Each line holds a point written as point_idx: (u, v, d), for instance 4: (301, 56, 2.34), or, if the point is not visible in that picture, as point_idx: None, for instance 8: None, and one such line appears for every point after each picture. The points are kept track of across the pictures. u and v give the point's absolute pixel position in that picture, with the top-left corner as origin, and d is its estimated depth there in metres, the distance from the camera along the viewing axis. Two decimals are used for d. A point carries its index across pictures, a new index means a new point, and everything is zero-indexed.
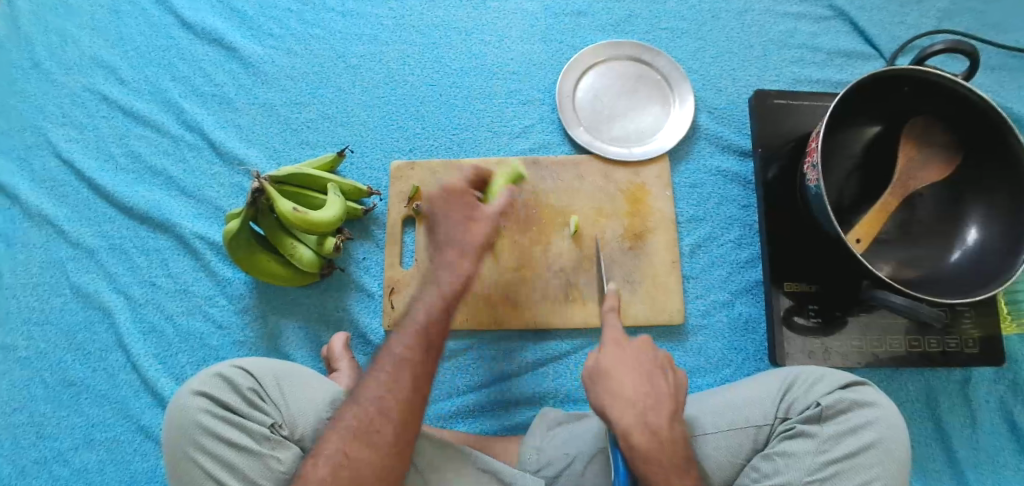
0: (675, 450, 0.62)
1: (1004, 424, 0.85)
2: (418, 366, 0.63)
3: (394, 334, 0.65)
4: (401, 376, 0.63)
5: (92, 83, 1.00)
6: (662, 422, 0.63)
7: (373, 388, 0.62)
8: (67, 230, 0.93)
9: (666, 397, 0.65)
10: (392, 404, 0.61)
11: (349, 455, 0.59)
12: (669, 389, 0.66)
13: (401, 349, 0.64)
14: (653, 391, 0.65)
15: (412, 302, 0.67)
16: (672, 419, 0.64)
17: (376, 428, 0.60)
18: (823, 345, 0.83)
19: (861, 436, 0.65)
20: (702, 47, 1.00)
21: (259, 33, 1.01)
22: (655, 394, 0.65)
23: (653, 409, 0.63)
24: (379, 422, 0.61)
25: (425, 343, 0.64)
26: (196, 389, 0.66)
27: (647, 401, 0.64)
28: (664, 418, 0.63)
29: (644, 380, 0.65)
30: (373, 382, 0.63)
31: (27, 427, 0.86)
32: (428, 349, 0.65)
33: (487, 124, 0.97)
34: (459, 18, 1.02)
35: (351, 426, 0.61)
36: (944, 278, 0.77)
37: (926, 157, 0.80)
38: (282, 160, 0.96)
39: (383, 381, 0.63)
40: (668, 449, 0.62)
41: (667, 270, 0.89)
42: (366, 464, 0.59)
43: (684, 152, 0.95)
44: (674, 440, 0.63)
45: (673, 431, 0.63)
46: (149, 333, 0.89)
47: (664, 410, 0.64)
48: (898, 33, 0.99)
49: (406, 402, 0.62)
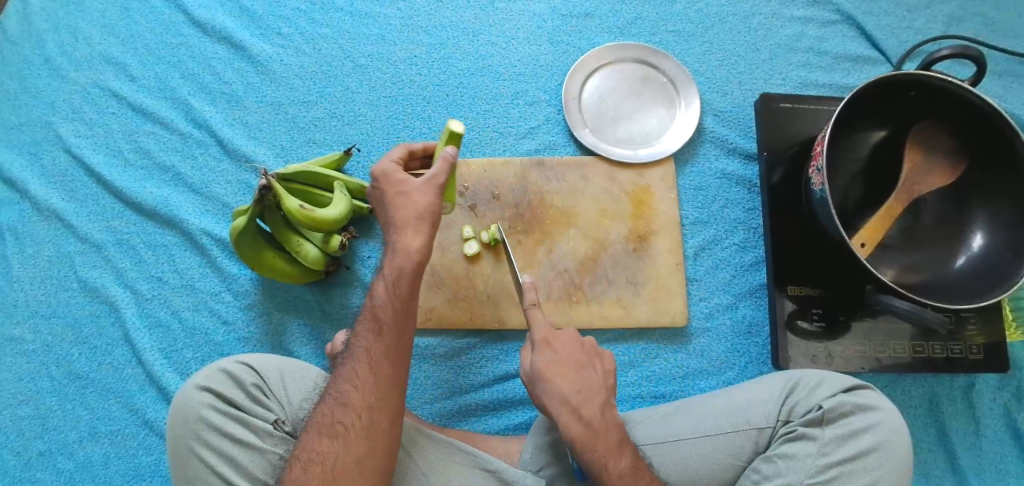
0: (611, 436, 0.65)
1: (1007, 430, 0.84)
2: (376, 358, 0.64)
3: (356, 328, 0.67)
4: (363, 369, 0.64)
5: (102, 80, 1.01)
6: (595, 414, 0.66)
7: (340, 384, 0.64)
8: (75, 225, 0.94)
9: (600, 387, 0.68)
10: (356, 397, 0.63)
11: (317, 450, 0.61)
12: (599, 379, 0.69)
13: (365, 349, 0.65)
14: (585, 383, 0.67)
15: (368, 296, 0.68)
16: (605, 408, 0.67)
17: (338, 420, 0.62)
18: (826, 350, 0.83)
19: (863, 440, 0.65)
20: (709, 50, 1.00)
21: (268, 32, 1.02)
22: (587, 385, 0.67)
23: (588, 401, 0.66)
24: (342, 415, 0.62)
25: (380, 334, 0.65)
26: (201, 384, 0.66)
27: (580, 394, 0.66)
28: (597, 409, 0.66)
29: (577, 372, 0.68)
30: (341, 378, 0.65)
31: (33, 419, 0.87)
32: (393, 347, 0.65)
33: (493, 124, 0.97)
34: (466, 18, 1.02)
35: (319, 422, 0.63)
36: (949, 282, 0.77)
37: (930, 162, 0.80)
38: (289, 158, 0.96)
39: (347, 376, 0.64)
40: (603, 434, 0.65)
41: (670, 272, 0.89)
42: (335, 457, 0.61)
43: (689, 154, 0.95)
44: (610, 427, 0.66)
45: (608, 419, 0.66)
46: (155, 327, 0.90)
47: (601, 400, 0.67)
48: (905, 38, 0.99)
49: (368, 393, 0.63)
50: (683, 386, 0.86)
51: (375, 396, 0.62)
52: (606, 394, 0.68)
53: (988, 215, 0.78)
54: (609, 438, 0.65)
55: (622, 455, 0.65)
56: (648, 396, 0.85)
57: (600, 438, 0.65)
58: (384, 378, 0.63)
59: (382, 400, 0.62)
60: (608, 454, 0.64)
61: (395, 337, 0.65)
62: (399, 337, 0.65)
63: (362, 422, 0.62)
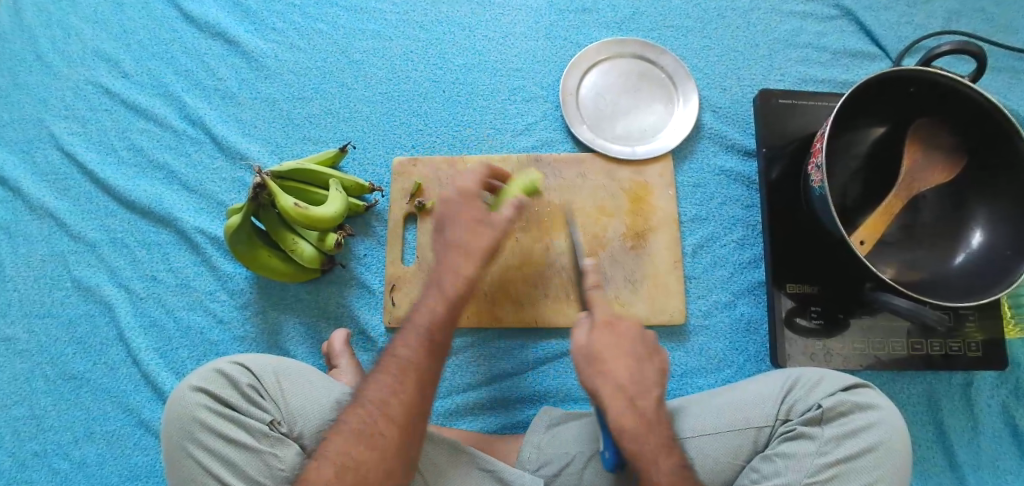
0: (661, 434, 0.64)
1: (1005, 428, 0.84)
2: (410, 358, 0.65)
3: (396, 337, 0.67)
4: (405, 378, 0.64)
5: (94, 76, 1.00)
6: (651, 407, 0.66)
7: (377, 391, 0.63)
8: (68, 223, 0.93)
9: (656, 382, 0.68)
10: (396, 407, 0.63)
11: (355, 457, 0.60)
12: (656, 374, 0.68)
13: (405, 347, 0.66)
14: (641, 375, 0.67)
15: (416, 306, 0.69)
16: (660, 403, 0.67)
17: (368, 419, 0.62)
18: (824, 347, 0.82)
19: (861, 439, 0.64)
20: (707, 45, 0.99)
21: (262, 27, 1.01)
22: (644, 379, 0.67)
23: (644, 394, 0.66)
24: (383, 424, 0.62)
25: (421, 336, 0.66)
26: (197, 385, 0.66)
27: (636, 385, 0.66)
28: (652, 402, 0.66)
29: (637, 362, 0.68)
30: (378, 384, 0.64)
31: (28, 420, 0.86)
32: (430, 347, 0.66)
33: (490, 120, 0.96)
34: (462, 13, 1.01)
35: (356, 427, 0.62)
36: (948, 280, 0.77)
37: (927, 160, 0.80)
38: (284, 154, 0.95)
39: (380, 375, 0.65)
40: (653, 427, 0.64)
41: (668, 270, 0.88)
42: (356, 454, 0.60)
43: (688, 151, 0.95)
44: (661, 425, 0.65)
45: (661, 416, 0.66)
46: (150, 326, 0.89)
47: (654, 395, 0.67)
48: (904, 34, 0.98)
49: (408, 404, 0.63)
50: (682, 384, 0.86)
51: (406, 395, 0.63)
52: (660, 391, 0.68)
53: (988, 212, 0.77)
54: (658, 435, 0.64)
55: (671, 454, 0.63)
56: None
57: (652, 432, 0.64)
58: (416, 379, 0.64)
59: (412, 400, 0.63)
60: (659, 451, 0.63)
61: (435, 338, 0.66)
62: (439, 349, 0.66)
63: (399, 432, 0.62)
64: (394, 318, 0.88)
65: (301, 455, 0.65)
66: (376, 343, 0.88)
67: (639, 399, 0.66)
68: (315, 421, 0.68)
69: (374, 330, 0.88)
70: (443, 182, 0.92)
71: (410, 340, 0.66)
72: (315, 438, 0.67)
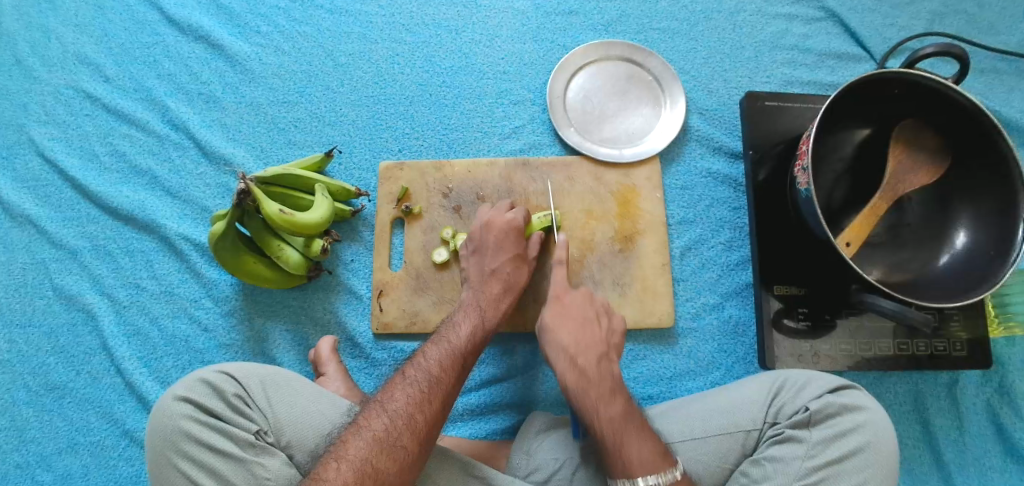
0: (604, 384, 0.68)
1: (991, 427, 0.85)
2: (437, 372, 0.69)
3: (426, 353, 0.72)
4: (432, 392, 0.67)
5: (76, 81, 0.98)
6: (592, 362, 0.70)
7: (404, 402, 0.66)
8: (50, 230, 0.92)
9: (600, 341, 0.73)
10: (420, 419, 0.65)
11: (373, 464, 0.60)
12: (602, 334, 0.74)
13: (434, 361, 0.70)
14: (587, 336, 0.73)
15: (448, 328, 0.76)
16: (603, 359, 0.71)
17: (389, 429, 0.63)
18: (811, 348, 0.83)
19: (848, 441, 0.65)
20: (694, 48, 1.00)
21: (246, 30, 1.00)
22: (589, 338, 0.73)
23: (585, 352, 0.71)
24: (408, 437, 0.63)
25: (451, 352, 0.72)
26: (180, 395, 0.65)
27: (574, 337, 0.72)
28: (593, 359, 0.70)
29: (580, 326, 0.74)
30: (403, 396, 0.66)
31: (9, 432, 0.85)
32: (458, 363, 0.71)
33: (478, 124, 0.96)
34: (450, 16, 1.01)
35: (377, 435, 0.62)
36: (932, 282, 0.78)
37: (912, 161, 0.79)
38: (268, 159, 0.94)
39: (403, 386, 0.67)
40: (596, 381, 0.69)
41: (656, 272, 0.88)
42: (372, 461, 0.60)
43: (675, 154, 0.95)
44: (603, 377, 0.69)
45: (602, 370, 0.70)
46: (134, 335, 0.88)
47: (597, 353, 0.71)
48: (888, 36, 0.99)
49: (432, 417, 0.66)
50: (671, 387, 0.86)
51: (428, 407, 0.66)
52: (606, 350, 0.72)
53: (969, 212, 0.78)
54: (601, 386, 0.68)
55: (614, 401, 0.67)
56: (636, 396, 0.86)
57: (594, 384, 0.68)
58: (440, 393, 0.67)
59: (434, 411, 0.66)
60: (601, 401, 0.67)
61: (463, 356, 0.72)
62: (464, 372, 0.72)
63: (421, 447, 0.63)
64: (382, 324, 0.87)
65: (289, 465, 0.65)
66: (364, 350, 0.87)
67: (580, 356, 0.71)
68: (303, 431, 0.67)
69: (362, 337, 0.88)
70: (430, 187, 0.91)
71: (439, 354, 0.71)
72: (301, 447, 0.66)
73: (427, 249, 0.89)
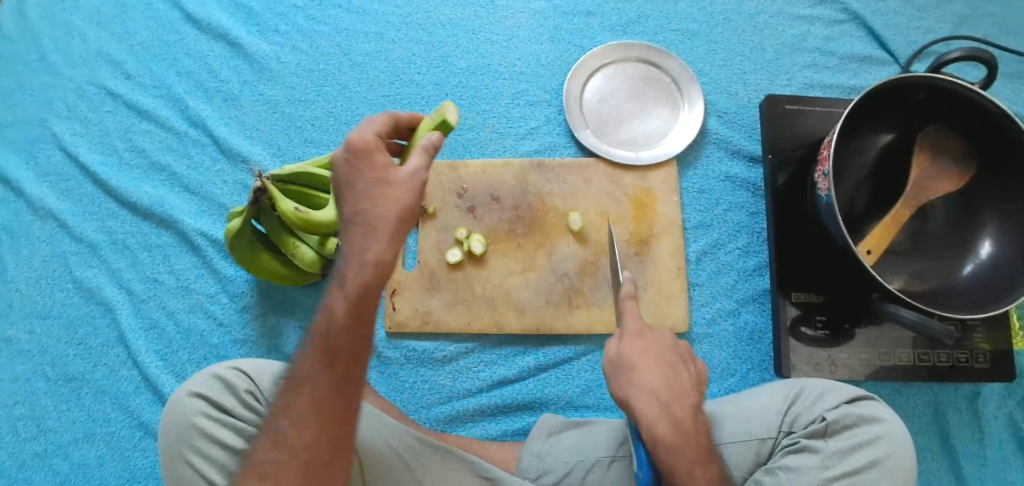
0: (697, 442, 0.61)
1: (1013, 441, 0.83)
2: None
3: None
4: None
5: (97, 77, 1.00)
6: (686, 413, 0.62)
7: None
8: (70, 224, 0.93)
9: (689, 388, 0.64)
10: None
11: None
12: (689, 379, 0.64)
13: None
14: (676, 381, 0.63)
15: None
16: (693, 409, 0.63)
17: None
18: (829, 357, 0.81)
19: (865, 453, 0.63)
20: (713, 50, 0.98)
21: (265, 29, 1.01)
22: (678, 382, 0.63)
23: (679, 399, 0.62)
24: None
25: None
26: (194, 391, 0.65)
27: (671, 389, 0.62)
28: (688, 409, 0.62)
29: (669, 367, 0.63)
30: None
31: (28, 421, 0.86)
32: None
33: (493, 124, 0.96)
34: (467, 16, 1.00)
35: None
36: (955, 292, 0.76)
37: (934, 168, 0.78)
38: (285, 157, 0.95)
39: None
40: (692, 438, 0.61)
41: (672, 277, 0.87)
42: None
43: (693, 157, 0.94)
44: (696, 432, 0.62)
45: (695, 423, 0.62)
46: (151, 328, 0.89)
47: (687, 401, 0.63)
48: (913, 39, 0.97)
49: None
50: None
51: None
52: (693, 396, 0.64)
53: (994, 221, 0.76)
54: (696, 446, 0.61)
55: (706, 464, 0.61)
56: None
57: (691, 443, 0.60)
58: None
59: None
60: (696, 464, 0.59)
61: None
62: None
63: None
64: (394, 323, 0.87)
65: None
66: (376, 348, 0.87)
67: (674, 404, 0.61)
68: None
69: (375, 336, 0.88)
70: (444, 186, 0.91)
71: None
72: None
73: (441, 250, 0.89)
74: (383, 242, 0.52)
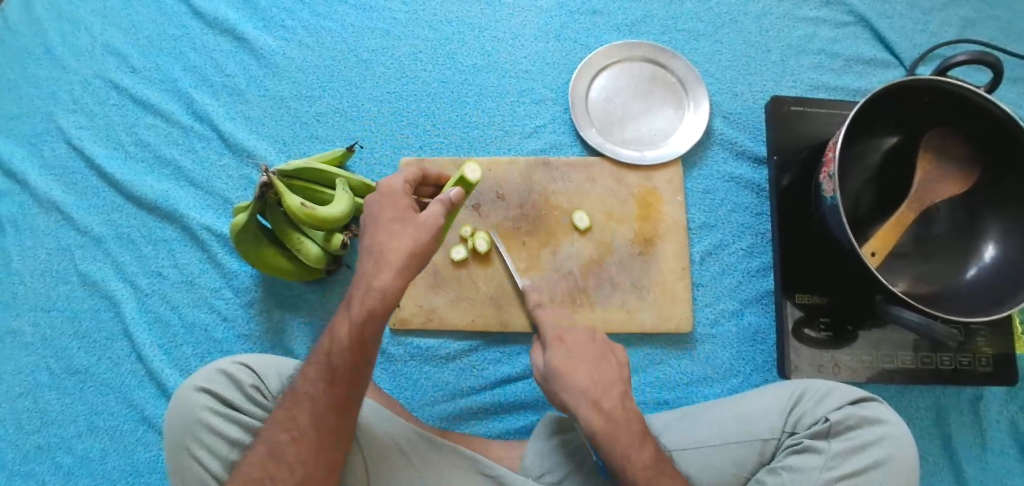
0: (631, 427, 0.63)
1: (1014, 445, 0.83)
2: None
3: None
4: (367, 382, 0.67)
5: (103, 71, 1.00)
6: (615, 404, 0.63)
7: None
8: (75, 217, 0.93)
9: (617, 379, 0.65)
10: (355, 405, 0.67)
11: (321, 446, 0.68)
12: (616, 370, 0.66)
13: None
14: (601, 374, 0.65)
15: None
16: (624, 397, 0.65)
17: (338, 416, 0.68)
18: (832, 359, 0.82)
19: (868, 454, 0.63)
20: (719, 50, 0.99)
21: (271, 24, 1.01)
22: (604, 376, 0.65)
23: (607, 392, 0.64)
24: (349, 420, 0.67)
25: None
26: (199, 385, 0.65)
27: (597, 385, 0.63)
28: (616, 400, 0.63)
29: (596, 361, 0.66)
30: None
31: (31, 413, 0.86)
32: None
33: (499, 122, 0.96)
34: (473, 14, 1.00)
35: None
36: (958, 295, 0.76)
37: (939, 170, 0.78)
38: (290, 153, 0.95)
39: None
40: (624, 426, 0.62)
41: (676, 277, 0.88)
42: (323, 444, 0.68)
43: (698, 157, 0.94)
44: (630, 419, 0.63)
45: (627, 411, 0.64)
46: (155, 322, 0.89)
47: (617, 392, 0.64)
48: (919, 42, 0.97)
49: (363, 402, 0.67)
50: (688, 393, 0.85)
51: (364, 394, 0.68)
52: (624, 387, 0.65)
53: (999, 225, 0.76)
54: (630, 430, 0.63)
55: (645, 446, 0.62)
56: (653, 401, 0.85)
57: (622, 430, 0.62)
58: None
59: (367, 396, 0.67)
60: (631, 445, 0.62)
61: None
62: None
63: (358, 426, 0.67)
64: (398, 319, 0.87)
65: None
66: (380, 345, 0.87)
67: (603, 398, 0.63)
68: None
69: None
70: None
71: None
72: None
73: (445, 247, 0.89)
74: (389, 273, 0.56)
